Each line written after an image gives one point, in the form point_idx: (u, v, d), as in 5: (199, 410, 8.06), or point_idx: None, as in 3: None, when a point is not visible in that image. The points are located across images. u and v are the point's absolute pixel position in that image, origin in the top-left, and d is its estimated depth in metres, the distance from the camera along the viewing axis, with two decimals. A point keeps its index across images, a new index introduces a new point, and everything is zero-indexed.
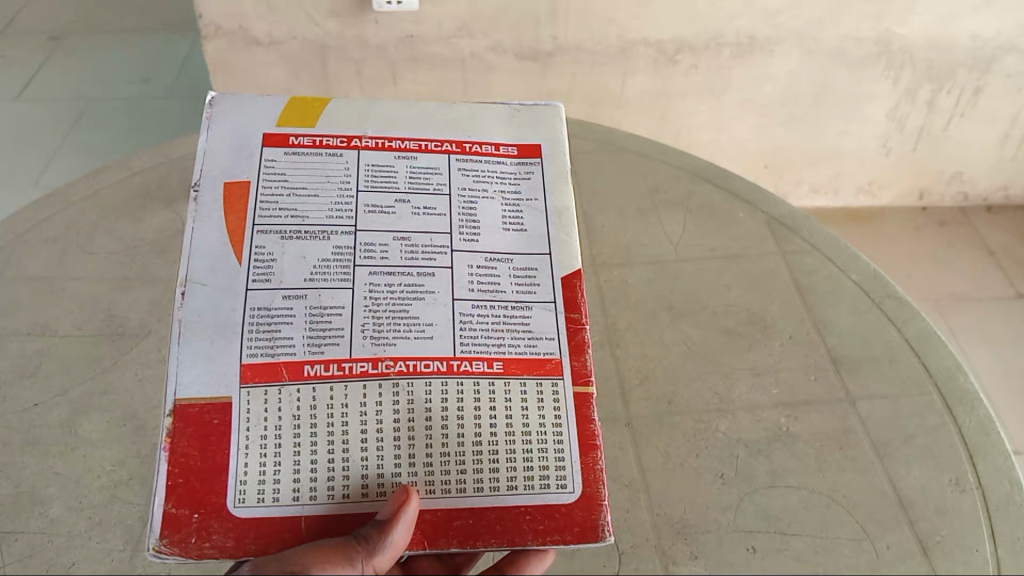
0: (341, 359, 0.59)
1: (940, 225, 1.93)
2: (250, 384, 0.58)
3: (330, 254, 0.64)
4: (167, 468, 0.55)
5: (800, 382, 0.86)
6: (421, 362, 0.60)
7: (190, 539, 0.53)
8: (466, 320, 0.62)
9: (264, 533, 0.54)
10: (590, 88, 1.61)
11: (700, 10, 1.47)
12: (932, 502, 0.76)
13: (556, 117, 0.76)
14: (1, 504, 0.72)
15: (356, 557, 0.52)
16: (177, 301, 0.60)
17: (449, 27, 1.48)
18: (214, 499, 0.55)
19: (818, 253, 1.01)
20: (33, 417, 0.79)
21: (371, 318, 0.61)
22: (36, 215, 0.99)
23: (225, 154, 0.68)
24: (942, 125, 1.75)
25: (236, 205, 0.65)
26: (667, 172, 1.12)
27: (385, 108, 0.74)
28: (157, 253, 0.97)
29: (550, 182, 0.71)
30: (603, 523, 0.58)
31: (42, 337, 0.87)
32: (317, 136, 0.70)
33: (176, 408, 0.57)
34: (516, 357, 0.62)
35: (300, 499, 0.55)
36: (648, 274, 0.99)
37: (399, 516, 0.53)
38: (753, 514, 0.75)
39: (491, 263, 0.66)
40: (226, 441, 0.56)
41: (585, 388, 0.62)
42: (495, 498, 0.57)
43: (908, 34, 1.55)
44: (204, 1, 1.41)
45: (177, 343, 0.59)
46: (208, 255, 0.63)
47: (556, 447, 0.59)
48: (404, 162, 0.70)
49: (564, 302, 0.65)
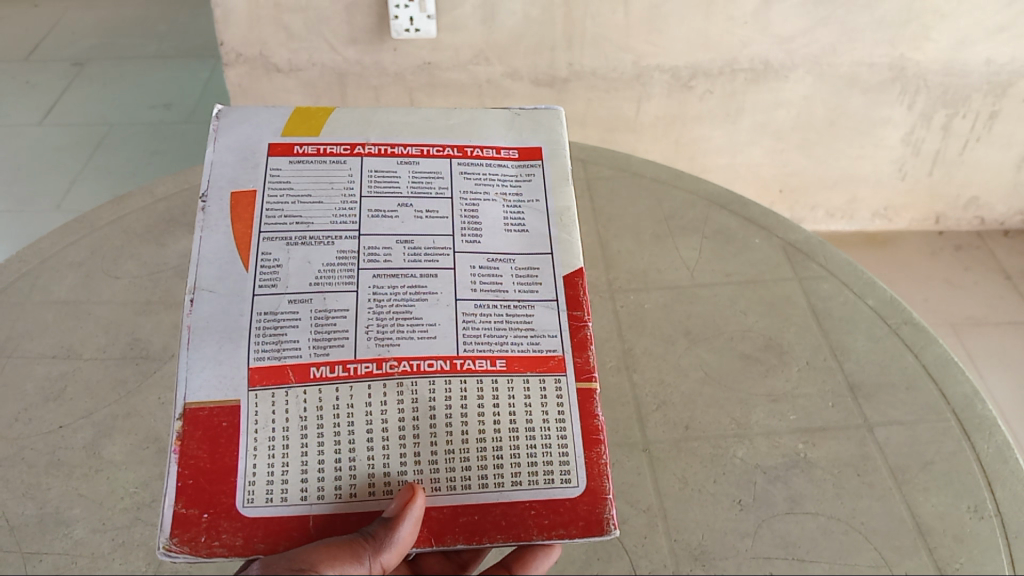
0: (345, 361, 0.60)
1: (957, 249, 1.93)
2: (258, 386, 0.59)
3: (334, 259, 0.65)
4: (177, 470, 0.56)
5: (817, 409, 0.86)
6: (424, 361, 0.61)
7: (200, 538, 0.54)
8: (469, 320, 0.63)
9: (273, 532, 0.55)
10: (604, 113, 1.63)
11: (715, 36, 1.49)
12: (950, 529, 0.75)
13: (556, 121, 0.77)
14: (26, 525, 0.73)
15: (363, 554, 0.53)
16: (185, 308, 0.61)
17: (466, 54, 1.50)
18: (223, 499, 0.55)
19: (834, 279, 1.02)
20: (58, 440, 0.80)
21: (375, 320, 0.62)
22: (62, 239, 1.01)
23: (232, 164, 0.69)
24: (957, 149, 1.75)
25: (243, 214, 0.66)
26: (682, 198, 1.13)
27: (386, 115, 0.75)
28: (181, 277, 0.98)
29: (551, 183, 0.72)
30: (609, 517, 0.58)
31: (68, 360, 0.88)
32: (321, 145, 0.71)
33: (187, 412, 0.58)
34: (519, 355, 0.62)
35: (308, 498, 0.56)
36: (665, 299, 0.99)
37: (405, 513, 0.54)
38: (771, 541, 0.75)
39: (494, 264, 0.66)
40: (234, 443, 0.57)
41: (588, 383, 0.62)
42: (499, 494, 0.57)
43: (922, 60, 1.56)
44: (226, 29, 1.43)
45: (186, 348, 0.60)
46: (214, 261, 0.64)
47: (560, 444, 0.60)
48: (406, 167, 0.71)
49: (566, 300, 0.65)
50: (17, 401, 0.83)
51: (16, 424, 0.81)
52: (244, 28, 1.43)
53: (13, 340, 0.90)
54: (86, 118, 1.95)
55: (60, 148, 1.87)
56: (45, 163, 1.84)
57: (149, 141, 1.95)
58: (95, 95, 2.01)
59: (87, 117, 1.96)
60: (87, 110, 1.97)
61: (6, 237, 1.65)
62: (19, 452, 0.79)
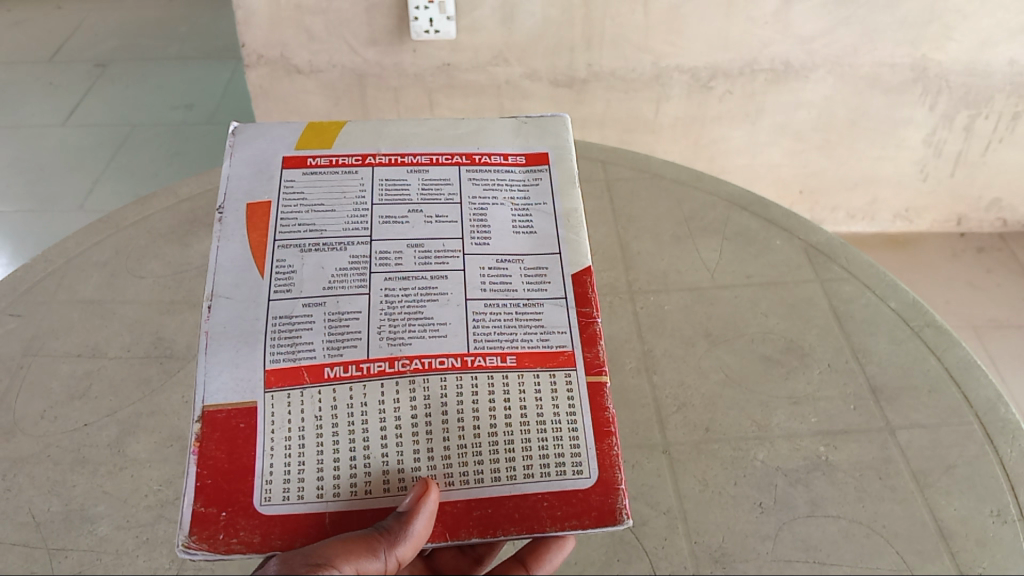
0: (358, 361, 0.61)
1: (979, 251, 1.91)
2: (274, 388, 0.59)
3: (347, 264, 0.66)
4: (195, 470, 0.56)
5: (839, 411, 0.86)
6: (435, 359, 0.61)
7: (217, 536, 0.54)
8: (479, 318, 0.63)
9: (289, 529, 0.55)
10: (623, 114, 1.63)
11: (735, 37, 1.48)
12: (973, 533, 0.75)
13: (562, 127, 0.78)
14: (52, 521, 0.73)
15: (379, 547, 0.52)
16: (203, 314, 0.62)
17: (485, 55, 1.50)
18: (241, 497, 0.56)
19: (856, 281, 1.01)
20: (83, 437, 0.81)
21: (387, 320, 0.63)
22: (86, 239, 1.02)
23: (248, 177, 0.71)
24: (980, 150, 1.74)
25: (258, 224, 0.67)
26: (703, 199, 1.13)
27: (397, 127, 0.76)
28: (204, 277, 0.99)
29: (559, 186, 0.72)
30: (622, 507, 0.57)
31: (93, 359, 0.89)
32: (334, 157, 0.73)
33: (204, 414, 0.58)
34: (529, 350, 0.62)
35: (324, 496, 0.56)
36: (685, 300, 0.99)
37: (419, 507, 0.54)
38: (792, 544, 0.74)
39: (503, 265, 0.67)
40: (252, 443, 0.57)
41: (597, 377, 0.62)
42: (513, 486, 0.57)
43: (944, 60, 1.55)
44: (248, 31, 1.45)
45: (204, 353, 0.61)
46: (231, 270, 0.65)
47: (571, 435, 0.59)
48: (416, 176, 0.72)
49: (575, 297, 0.65)
50: (43, 399, 0.84)
51: (43, 422, 0.82)
52: (265, 29, 1.44)
53: (39, 338, 0.91)
54: (106, 118, 2.00)
55: (83, 148, 1.91)
56: (68, 163, 1.86)
57: (168, 143, 1.97)
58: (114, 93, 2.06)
59: (108, 117, 2.00)
60: (107, 110, 2.02)
61: (31, 235, 1.67)
62: (45, 449, 0.79)
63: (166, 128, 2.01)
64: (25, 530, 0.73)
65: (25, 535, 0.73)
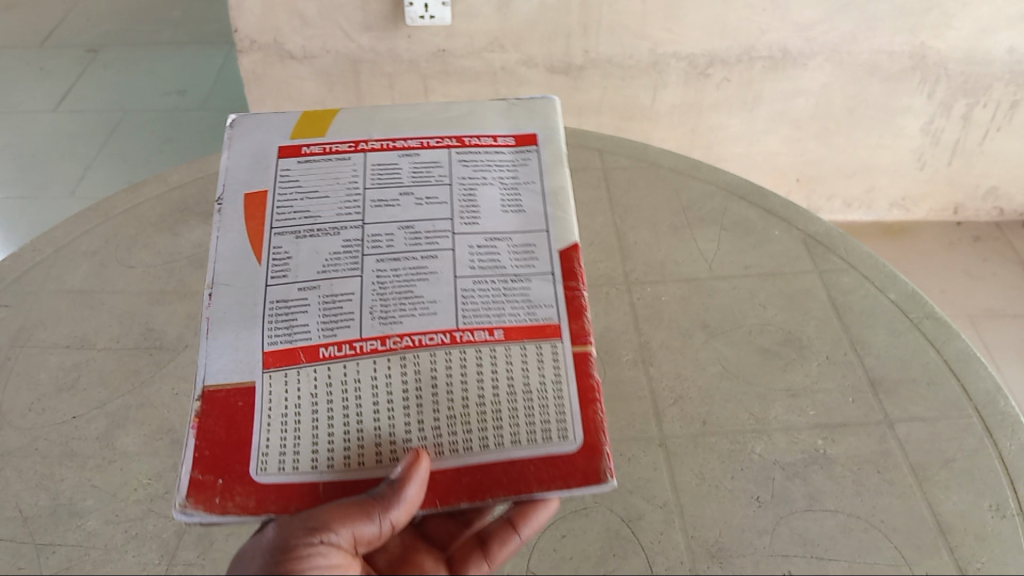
0: (352, 339, 0.65)
1: (975, 240, 1.91)
2: (273, 367, 0.64)
3: (341, 247, 0.70)
4: (195, 442, 0.61)
5: (837, 405, 0.85)
6: (425, 335, 0.65)
7: (215, 500, 0.59)
8: (467, 295, 0.67)
9: (285, 496, 0.60)
10: (620, 101, 1.61)
11: (733, 23, 1.47)
12: (971, 528, 0.74)
13: (551, 107, 0.80)
14: (41, 515, 0.72)
15: (373, 511, 0.56)
16: (205, 301, 0.67)
17: (481, 41, 1.48)
18: (237, 468, 0.60)
19: (855, 272, 1.00)
20: (71, 430, 0.80)
21: (379, 299, 0.67)
22: (75, 228, 1.01)
23: (246, 168, 0.75)
24: (978, 139, 1.73)
25: (256, 212, 0.72)
26: (701, 188, 1.12)
27: (389, 112, 0.79)
28: (194, 267, 0.98)
29: (546, 165, 0.76)
30: (604, 469, 0.61)
31: (82, 351, 0.87)
32: (327, 144, 0.76)
33: (205, 393, 0.63)
34: (515, 324, 0.66)
35: (319, 466, 0.60)
36: (682, 291, 0.98)
37: (411, 474, 0.58)
38: (790, 538, 0.73)
39: (490, 243, 0.70)
40: (251, 418, 0.62)
41: (582, 347, 0.65)
42: (499, 453, 0.61)
43: (943, 48, 1.54)
44: (239, 17, 1.43)
45: (206, 336, 0.65)
46: (230, 257, 0.69)
47: (556, 403, 0.63)
48: (408, 159, 0.76)
49: (561, 272, 0.69)
50: (31, 391, 0.83)
51: (30, 415, 0.81)
52: (258, 15, 1.42)
53: (28, 329, 0.89)
54: (98, 104, 1.98)
55: (74, 134, 1.90)
56: (59, 150, 1.85)
57: (162, 128, 1.93)
58: (107, 80, 2.04)
59: (100, 103, 1.98)
60: (100, 96, 2.00)
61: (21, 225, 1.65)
62: (32, 443, 0.78)
63: (161, 114, 1.97)
64: (12, 525, 0.72)
65: (11, 530, 0.71)
